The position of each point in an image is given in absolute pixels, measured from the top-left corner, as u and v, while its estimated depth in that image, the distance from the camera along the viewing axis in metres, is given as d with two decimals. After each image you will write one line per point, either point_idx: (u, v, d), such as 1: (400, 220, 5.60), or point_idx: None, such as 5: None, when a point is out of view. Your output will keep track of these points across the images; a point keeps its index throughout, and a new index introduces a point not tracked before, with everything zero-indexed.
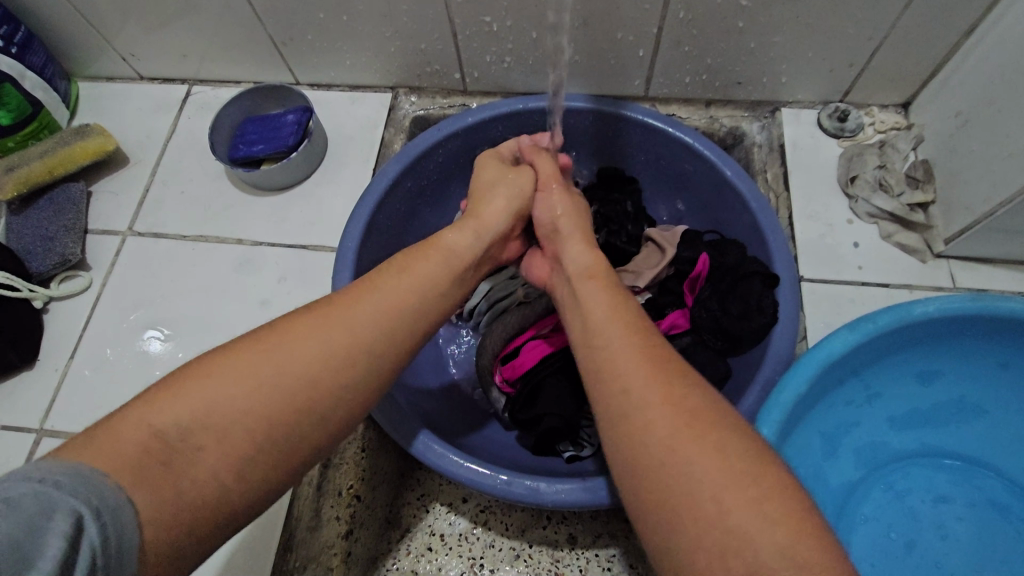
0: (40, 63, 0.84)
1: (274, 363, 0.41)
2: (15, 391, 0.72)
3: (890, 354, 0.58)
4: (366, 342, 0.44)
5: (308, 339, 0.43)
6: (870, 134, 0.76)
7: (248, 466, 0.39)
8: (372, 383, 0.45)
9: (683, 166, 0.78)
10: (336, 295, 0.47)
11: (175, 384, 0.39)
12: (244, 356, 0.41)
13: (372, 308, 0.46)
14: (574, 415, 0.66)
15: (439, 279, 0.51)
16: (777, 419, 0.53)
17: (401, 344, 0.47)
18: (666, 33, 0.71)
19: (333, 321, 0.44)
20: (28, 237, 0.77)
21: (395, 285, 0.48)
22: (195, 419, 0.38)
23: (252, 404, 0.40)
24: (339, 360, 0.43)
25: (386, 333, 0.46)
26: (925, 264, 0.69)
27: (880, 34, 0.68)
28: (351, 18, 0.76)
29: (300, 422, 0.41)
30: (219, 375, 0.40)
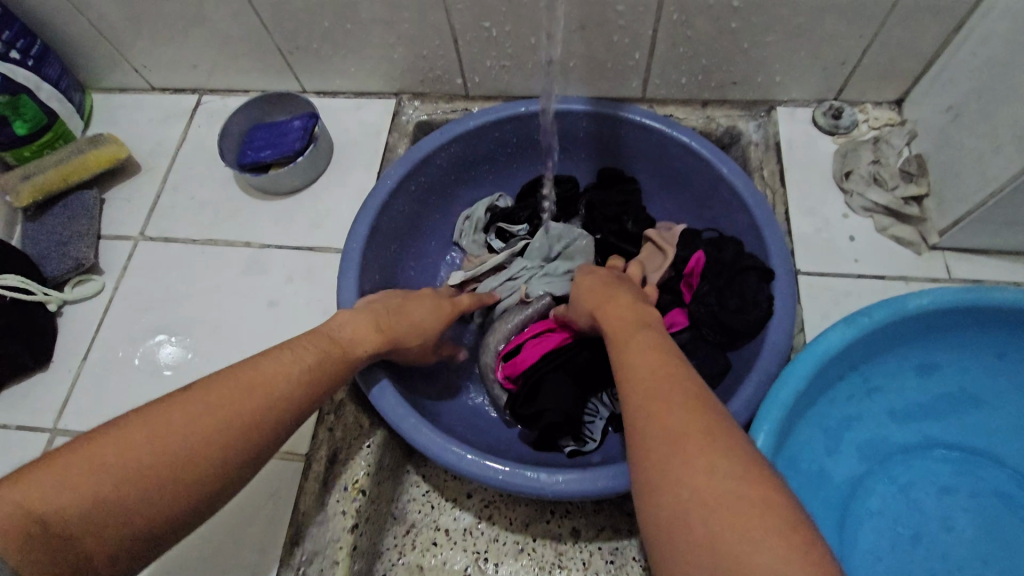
0: (55, 75, 0.87)
1: (173, 428, 0.45)
2: (30, 392, 0.74)
3: (889, 348, 0.58)
4: (258, 408, 0.49)
5: (203, 407, 0.47)
6: (864, 131, 0.78)
7: (139, 526, 0.43)
8: (263, 443, 0.49)
9: (681, 165, 0.80)
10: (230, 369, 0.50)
11: (78, 450, 0.42)
12: (138, 428, 0.44)
13: (268, 376, 0.51)
14: (576, 410, 0.67)
15: (331, 357, 0.56)
16: (778, 416, 0.53)
17: (292, 412, 0.51)
18: (660, 35, 0.72)
19: (226, 390, 0.48)
20: (43, 243, 0.80)
21: (289, 359, 0.53)
22: (84, 489, 0.41)
23: (146, 472, 0.43)
24: (231, 426, 0.47)
25: (278, 400, 0.50)
26: (921, 256, 0.70)
27: (870, 31, 0.69)
28: (355, 25, 0.79)
29: (192, 485, 0.45)
30: (110, 448, 0.43)
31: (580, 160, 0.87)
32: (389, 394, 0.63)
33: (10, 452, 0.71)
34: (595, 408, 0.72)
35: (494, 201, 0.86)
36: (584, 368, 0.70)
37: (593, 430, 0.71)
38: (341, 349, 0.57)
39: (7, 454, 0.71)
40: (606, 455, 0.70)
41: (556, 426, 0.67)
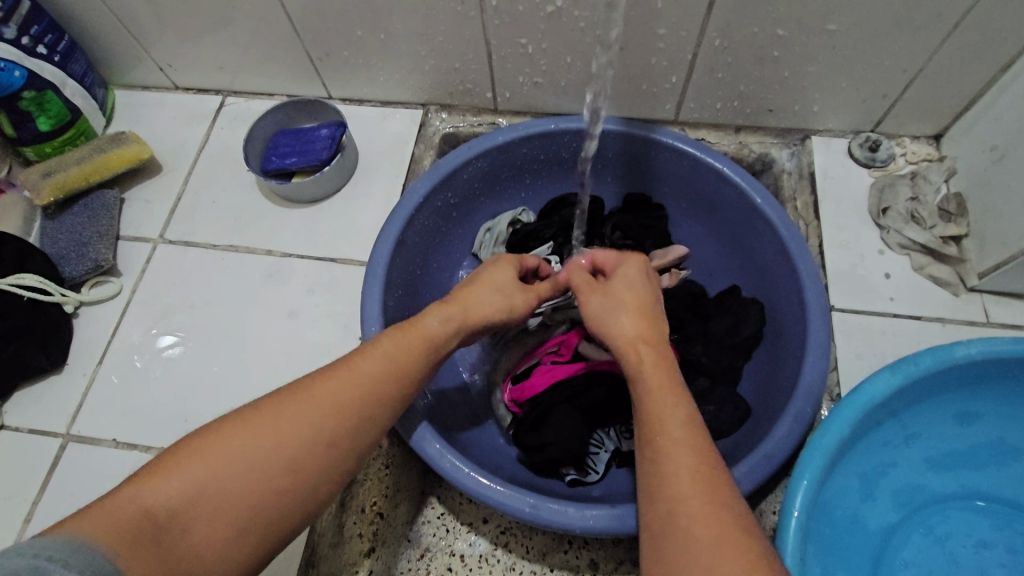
0: (81, 71, 0.86)
1: (271, 436, 0.44)
2: (44, 394, 0.73)
3: (930, 396, 0.56)
4: (350, 421, 0.46)
5: (299, 417, 0.45)
6: (901, 165, 0.76)
7: (243, 538, 0.42)
8: (354, 456, 0.47)
9: (712, 191, 0.78)
10: (322, 371, 0.48)
11: (188, 451, 0.42)
12: (238, 436, 0.43)
13: (359, 384, 0.47)
14: (577, 444, 0.67)
15: (423, 354, 0.51)
16: (817, 464, 0.51)
17: (382, 419, 0.49)
18: (700, 60, 0.71)
19: (319, 399, 0.46)
20: (63, 242, 0.78)
21: (380, 361, 0.49)
22: (191, 496, 0.40)
23: (249, 484, 0.42)
24: (326, 439, 0.45)
25: (369, 409, 0.48)
26: (958, 297, 0.69)
27: (915, 66, 0.68)
28: (388, 35, 0.77)
29: (288, 497, 0.44)
30: (215, 457, 0.42)
31: (607, 181, 0.86)
32: (407, 415, 0.61)
33: (22, 457, 0.70)
34: (601, 439, 0.70)
35: (517, 215, 0.85)
36: (595, 403, 0.69)
37: (597, 462, 0.69)
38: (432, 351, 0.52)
39: (20, 458, 0.70)
40: (606, 490, 0.69)
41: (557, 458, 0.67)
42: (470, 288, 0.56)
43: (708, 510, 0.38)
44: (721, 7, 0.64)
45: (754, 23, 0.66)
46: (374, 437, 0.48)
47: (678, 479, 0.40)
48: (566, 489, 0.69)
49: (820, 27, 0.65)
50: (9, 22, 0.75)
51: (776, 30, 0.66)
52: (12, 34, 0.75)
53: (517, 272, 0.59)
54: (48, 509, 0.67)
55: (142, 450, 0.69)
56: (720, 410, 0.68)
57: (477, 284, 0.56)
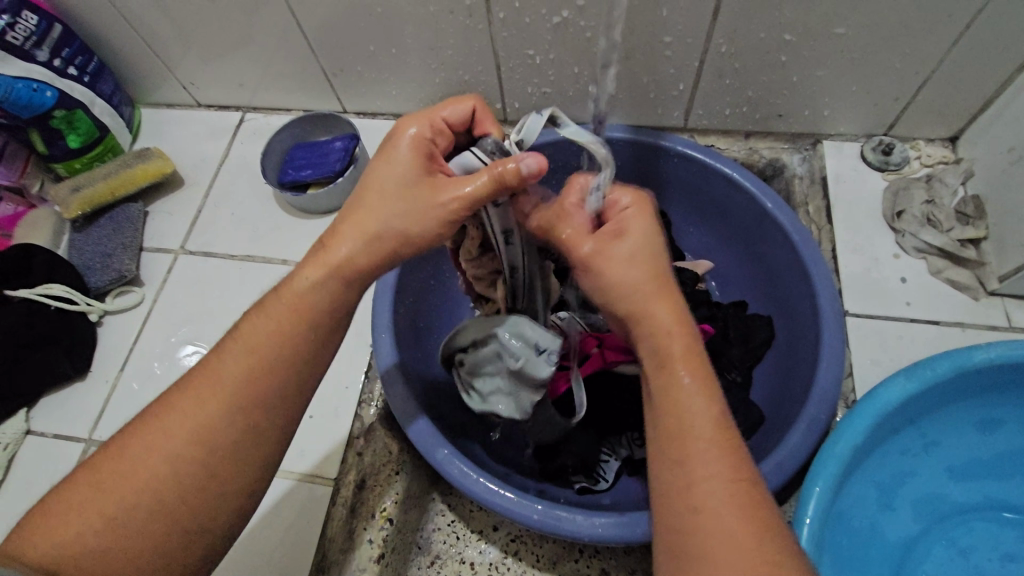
0: (108, 90, 0.90)
1: (152, 458, 0.43)
2: (67, 400, 0.75)
3: (949, 402, 0.55)
4: (229, 421, 0.44)
5: (185, 412, 0.44)
6: (916, 168, 0.75)
7: (158, 553, 0.43)
8: (251, 450, 0.45)
9: (722, 197, 0.78)
10: (194, 373, 0.45)
11: (86, 477, 0.43)
12: (133, 445, 0.43)
13: (231, 383, 0.44)
14: (585, 451, 0.68)
15: (301, 334, 0.46)
16: (831, 471, 0.50)
17: (263, 403, 0.45)
18: (707, 67, 0.71)
19: (190, 407, 0.44)
20: (89, 254, 0.82)
21: (250, 350, 0.45)
22: (90, 532, 0.41)
23: (144, 507, 0.42)
24: (209, 444, 0.44)
25: (247, 401, 0.44)
26: (978, 302, 0.67)
27: (927, 69, 0.67)
28: (400, 50, 0.79)
29: (192, 507, 0.43)
30: (101, 490, 0.42)
31: None
32: (416, 418, 0.62)
33: (46, 462, 0.72)
34: (612, 447, 0.71)
35: None
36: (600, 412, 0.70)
37: (606, 471, 0.70)
38: (311, 320, 0.46)
39: (43, 462, 0.72)
40: (616, 497, 0.70)
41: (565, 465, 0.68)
42: (355, 203, 0.47)
43: (729, 522, 0.38)
44: (726, 14, 0.65)
45: (760, 29, 0.66)
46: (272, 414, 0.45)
47: (710, 488, 0.39)
48: (577, 497, 0.69)
49: (828, 31, 0.65)
50: (43, 45, 0.79)
51: (783, 35, 0.66)
52: (46, 56, 0.79)
53: (421, 156, 0.47)
54: None
55: None
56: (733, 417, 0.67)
57: (364, 195, 0.46)
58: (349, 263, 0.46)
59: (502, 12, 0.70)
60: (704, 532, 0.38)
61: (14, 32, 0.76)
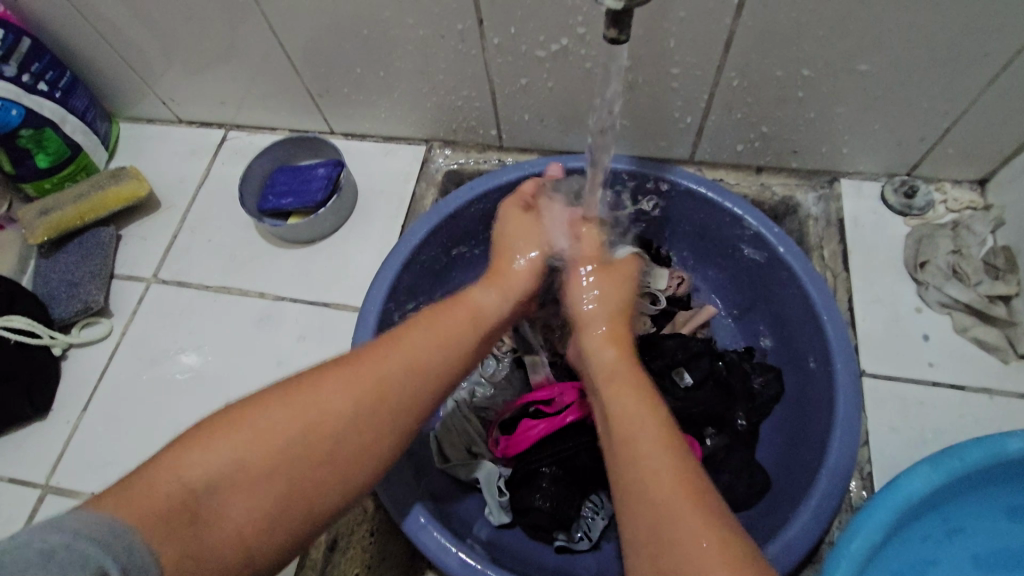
0: (82, 106, 0.85)
1: (311, 410, 0.44)
2: (25, 443, 0.71)
3: (976, 490, 0.49)
4: (398, 393, 0.47)
5: (355, 383, 0.46)
6: (941, 213, 0.70)
7: (270, 521, 0.41)
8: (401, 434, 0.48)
9: (730, 236, 0.73)
10: (374, 344, 0.49)
11: (239, 416, 0.43)
12: (301, 399, 0.44)
13: (411, 357, 0.49)
14: (564, 511, 0.62)
15: (467, 330, 0.53)
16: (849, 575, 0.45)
17: (433, 395, 0.49)
18: (717, 101, 0.66)
19: (363, 375, 0.46)
20: (54, 282, 0.77)
21: (425, 340, 0.50)
22: (228, 473, 0.40)
23: (282, 459, 0.42)
24: (366, 418, 0.45)
25: (414, 384, 0.48)
26: (1008, 365, 0.61)
27: (958, 109, 0.62)
28: (388, 73, 0.74)
29: (324, 470, 0.44)
30: (246, 434, 0.41)
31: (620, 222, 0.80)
32: (391, 480, 0.57)
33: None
34: (599, 503, 0.67)
35: None
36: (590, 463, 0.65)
37: (590, 528, 0.65)
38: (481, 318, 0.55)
39: None
40: (598, 564, 0.64)
41: (539, 530, 0.64)
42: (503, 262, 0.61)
43: (680, 505, 0.40)
44: (739, 46, 0.59)
45: (776, 64, 0.60)
46: (424, 409, 0.49)
47: (653, 488, 0.42)
48: (556, 558, 0.65)
49: (850, 67, 0.59)
50: (11, 60, 0.75)
51: (800, 70, 0.61)
52: (13, 71, 0.75)
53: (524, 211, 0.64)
54: None
55: None
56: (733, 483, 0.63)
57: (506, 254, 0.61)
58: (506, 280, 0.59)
59: (496, 37, 0.65)
60: (654, 517, 0.40)
61: None
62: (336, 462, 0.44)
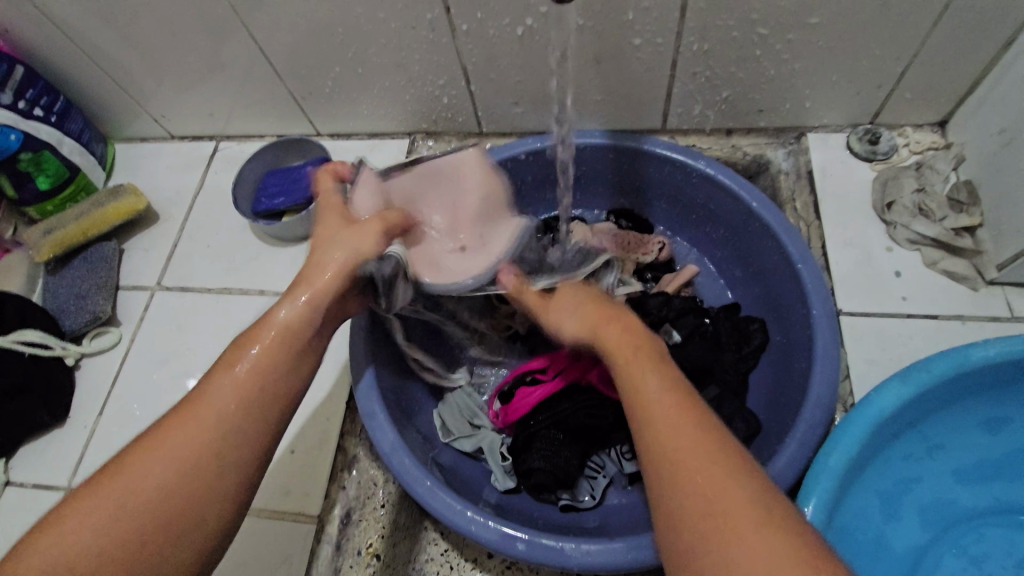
0: (78, 129, 0.89)
1: (148, 457, 0.43)
2: (46, 450, 0.74)
3: (950, 404, 0.52)
4: (237, 404, 0.47)
5: (192, 417, 0.45)
6: (905, 156, 0.72)
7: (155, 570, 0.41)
8: (265, 427, 0.48)
9: (706, 198, 0.76)
10: (197, 382, 0.49)
11: (77, 495, 0.42)
12: (137, 453, 0.43)
13: (233, 378, 0.48)
14: (566, 469, 0.65)
15: (292, 341, 0.52)
16: (829, 487, 0.47)
17: (275, 391, 0.49)
18: (680, 67, 0.69)
19: (199, 407, 0.46)
20: (62, 296, 0.80)
21: (242, 356, 0.49)
22: (71, 558, 0.39)
23: (132, 513, 0.41)
24: (211, 438, 0.45)
25: (253, 393, 0.48)
26: (978, 292, 0.64)
27: (909, 52, 0.65)
28: (366, 69, 0.78)
29: (196, 502, 0.43)
30: (81, 513, 0.40)
31: (598, 195, 0.83)
32: (397, 445, 0.60)
33: (26, 514, 0.70)
34: (601, 462, 0.70)
35: None
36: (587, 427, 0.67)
37: (592, 487, 0.68)
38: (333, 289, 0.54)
39: (23, 515, 0.70)
40: (603, 519, 0.67)
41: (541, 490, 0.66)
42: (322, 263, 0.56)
43: (696, 448, 0.41)
44: (694, 10, 0.62)
45: (731, 25, 0.64)
46: (277, 409, 0.49)
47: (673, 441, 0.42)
48: (562, 516, 0.67)
49: (802, 21, 0.62)
50: (6, 88, 0.78)
51: (756, 30, 0.64)
52: (9, 99, 0.79)
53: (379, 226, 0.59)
54: None
55: None
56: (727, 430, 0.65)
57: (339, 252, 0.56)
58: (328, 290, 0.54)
59: (464, 24, 0.68)
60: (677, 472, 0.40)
61: None
62: (204, 488, 0.43)
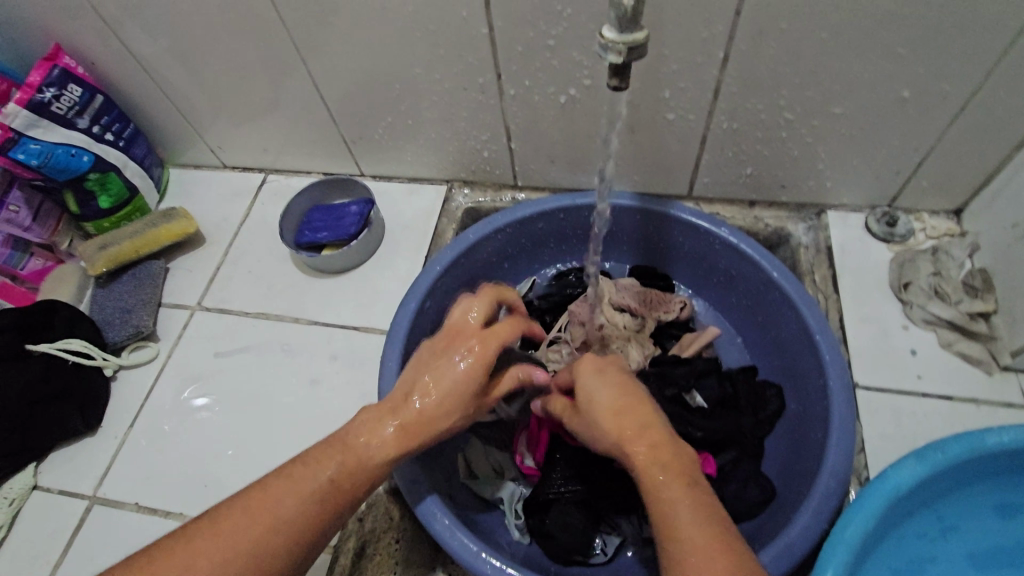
0: (141, 154, 0.95)
1: (186, 569, 0.43)
2: (76, 456, 0.77)
3: (964, 487, 0.54)
4: (276, 537, 0.46)
5: (238, 532, 0.45)
6: (921, 240, 0.76)
7: None
8: (294, 561, 0.47)
9: (728, 264, 0.79)
10: (262, 482, 0.48)
11: (120, 574, 0.43)
12: (185, 550, 0.44)
13: (286, 502, 0.47)
14: (581, 527, 0.66)
15: (353, 477, 0.50)
16: (845, 561, 0.48)
17: (314, 529, 0.48)
18: (710, 142, 0.74)
19: (244, 522, 0.46)
20: (109, 309, 0.85)
21: (300, 479, 0.48)
22: None
23: None
24: (241, 566, 0.44)
25: (294, 530, 0.47)
26: (991, 377, 0.66)
27: (926, 145, 0.69)
28: (415, 121, 0.83)
29: None
30: None
31: (624, 252, 0.87)
32: (419, 484, 0.62)
33: (50, 518, 0.73)
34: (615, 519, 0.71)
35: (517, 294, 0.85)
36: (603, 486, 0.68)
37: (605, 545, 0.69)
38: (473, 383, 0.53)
39: (49, 520, 0.73)
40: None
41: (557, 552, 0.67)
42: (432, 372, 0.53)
43: (696, 528, 0.41)
44: (726, 93, 0.67)
45: (759, 108, 0.68)
46: (312, 544, 0.48)
47: (684, 526, 0.41)
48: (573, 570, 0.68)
49: (826, 110, 0.67)
50: (85, 114, 0.85)
51: (783, 114, 0.69)
52: (86, 124, 0.85)
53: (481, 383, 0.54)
54: (71, 568, 0.69)
55: (162, 514, 0.72)
56: (740, 494, 0.66)
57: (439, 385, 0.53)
58: (412, 413, 0.52)
59: (512, 89, 0.74)
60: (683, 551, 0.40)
61: (59, 103, 0.82)
62: None
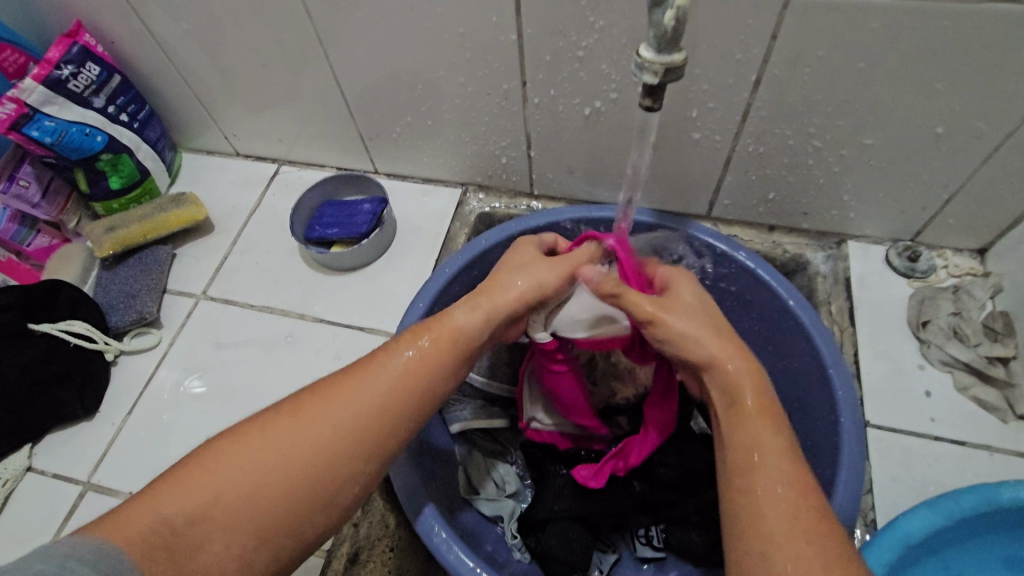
0: (155, 136, 0.94)
1: (293, 434, 0.46)
2: (71, 440, 0.76)
3: (974, 538, 0.53)
4: (374, 412, 0.49)
5: (343, 401, 0.48)
6: (942, 278, 0.74)
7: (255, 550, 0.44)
8: (387, 442, 0.49)
9: (743, 289, 0.77)
10: (356, 363, 0.51)
11: (224, 441, 0.45)
12: (297, 414, 0.47)
13: (381, 383, 0.50)
14: (579, 547, 0.65)
15: (447, 354, 0.53)
16: None
17: (409, 411, 0.50)
18: (734, 164, 0.72)
19: (347, 393, 0.48)
20: (113, 293, 0.84)
21: (396, 363, 0.51)
22: (203, 504, 0.43)
23: (258, 483, 0.44)
24: (345, 437, 0.47)
25: (391, 408, 0.49)
26: (1007, 424, 0.65)
27: (956, 182, 0.67)
28: (434, 122, 0.82)
29: (315, 488, 0.46)
30: (226, 464, 0.44)
31: None
32: (417, 494, 0.61)
33: (42, 502, 0.72)
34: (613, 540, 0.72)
35: None
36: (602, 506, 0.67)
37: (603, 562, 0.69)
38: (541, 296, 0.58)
39: (42, 503, 0.72)
40: None
41: (557, 572, 0.65)
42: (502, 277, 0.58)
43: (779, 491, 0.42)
44: (755, 117, 0.66)
45: (788, 134, 0.67)
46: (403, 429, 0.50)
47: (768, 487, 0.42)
48: None
49: (857, 141, 0.66)
50: (101, 93, 0.84)
51: (811, 141, 0.67)
52: (101, 103, 0.84)
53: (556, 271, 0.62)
54: None
55: None
56: None
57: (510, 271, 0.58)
58: (499, 300, 0.56)
59: (536, 97, 0.72)
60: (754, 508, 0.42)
61: (76, 81, 0.80)
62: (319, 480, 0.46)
